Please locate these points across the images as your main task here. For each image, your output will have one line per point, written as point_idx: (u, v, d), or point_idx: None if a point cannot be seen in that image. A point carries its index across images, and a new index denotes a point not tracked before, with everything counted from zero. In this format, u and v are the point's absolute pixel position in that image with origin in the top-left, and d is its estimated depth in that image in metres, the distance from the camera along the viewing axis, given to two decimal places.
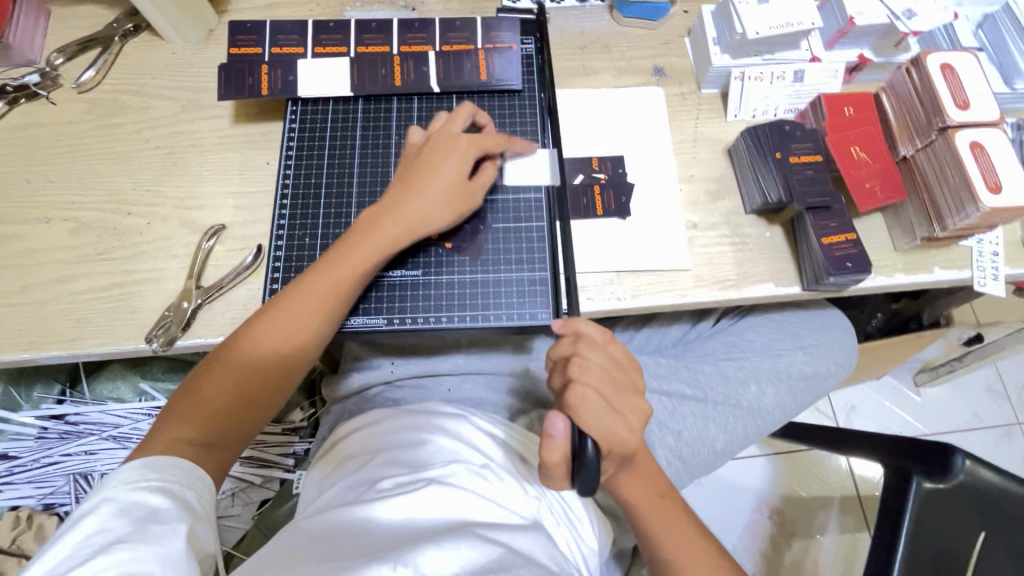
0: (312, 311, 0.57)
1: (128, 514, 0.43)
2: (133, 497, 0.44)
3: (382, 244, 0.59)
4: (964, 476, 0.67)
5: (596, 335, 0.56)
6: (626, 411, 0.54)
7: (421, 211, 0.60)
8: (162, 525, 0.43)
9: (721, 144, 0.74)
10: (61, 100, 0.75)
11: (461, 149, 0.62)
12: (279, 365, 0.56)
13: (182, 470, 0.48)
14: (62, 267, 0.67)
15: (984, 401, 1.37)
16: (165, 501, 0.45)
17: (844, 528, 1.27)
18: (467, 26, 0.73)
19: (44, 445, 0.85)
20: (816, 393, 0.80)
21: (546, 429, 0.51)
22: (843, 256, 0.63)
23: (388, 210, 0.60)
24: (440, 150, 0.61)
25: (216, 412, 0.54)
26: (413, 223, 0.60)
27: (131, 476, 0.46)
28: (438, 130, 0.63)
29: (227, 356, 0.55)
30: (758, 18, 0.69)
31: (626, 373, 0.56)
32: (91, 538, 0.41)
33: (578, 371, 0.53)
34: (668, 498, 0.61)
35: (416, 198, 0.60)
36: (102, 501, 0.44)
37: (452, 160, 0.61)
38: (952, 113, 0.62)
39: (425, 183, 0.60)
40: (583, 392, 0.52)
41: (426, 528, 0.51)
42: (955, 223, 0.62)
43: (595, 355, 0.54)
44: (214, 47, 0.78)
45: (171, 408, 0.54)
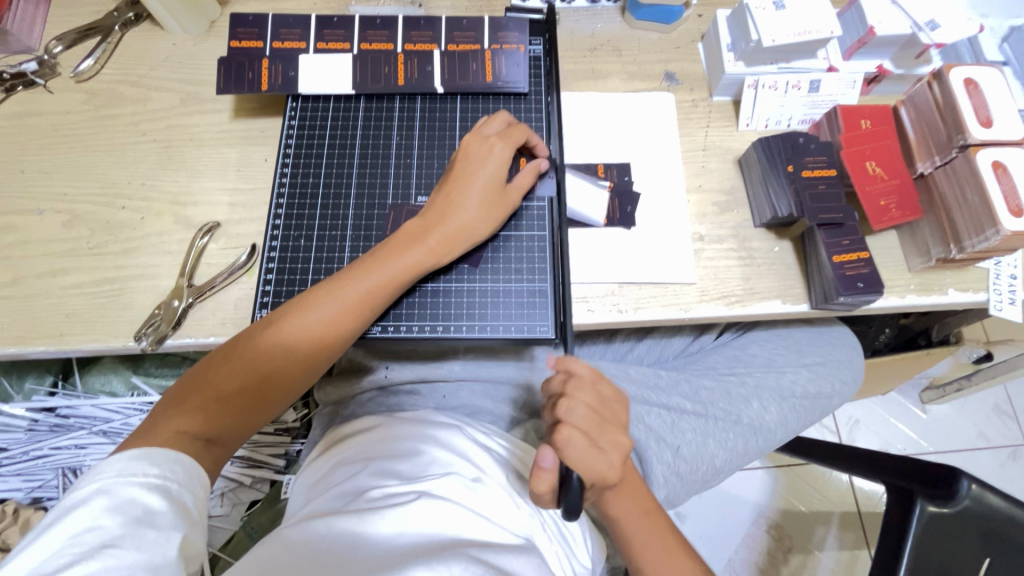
0: (342, 312, 0.55)
1: (123, 512, 0.41)
2: (129, 494, 0.43)
3: (420, 254, 0.58)
4: (968, 502, 0.65)
5: (585, 373, 0.56)
6: (611, 448, 0.55)
7: (462, 223, 0.59)
8: (157, 529, 0.42)
9: (731, 154, 0.72)
10: (58, 89, 0.73)
11: (503, 160, 0.61)
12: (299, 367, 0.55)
13: (181, 467, 0.46)
14: (54, 260, 0.65)
15: (991, 421, 1.35)
16: (161, 502, 0.43)
17: (843, 544, 1.24)
18: (474, 26, 0.71)
19: (34, 438, 0.85)
20: (821, 412, 0.78)
21: (537, 462, 0.52)
22: (854, 276, 0.61)
23: (431, 218, 0.59)
24: (483, 158, 0.61)
25: (228, 407, 0.52)
26: (453, 231, 0.59)
27: (130, 468, 0.44)
28: (479, 135, 0.63)
29: (245, 347, 0.54)
30: (776, 25, 0.66)
31: (613, 409, 0.57)
32: (80, 535, 0.40)
33: (567, 411, 0.53)
34: (658, 518, 0.60)
35: (459, 209, 0.60)
36: (96, 493, 0.42)
37: (494, 170, 0.61)
38: (974, 131, 0.60)
39: (467, 194, 0.60)
40: (570, 432, 0.53)
41: (415, 544, 0.49)
42: (973, 246, 0.60)
43: (583, 393, 0.55)
44: (215, 39, 0.76)
45: (172, 398, 0.52)
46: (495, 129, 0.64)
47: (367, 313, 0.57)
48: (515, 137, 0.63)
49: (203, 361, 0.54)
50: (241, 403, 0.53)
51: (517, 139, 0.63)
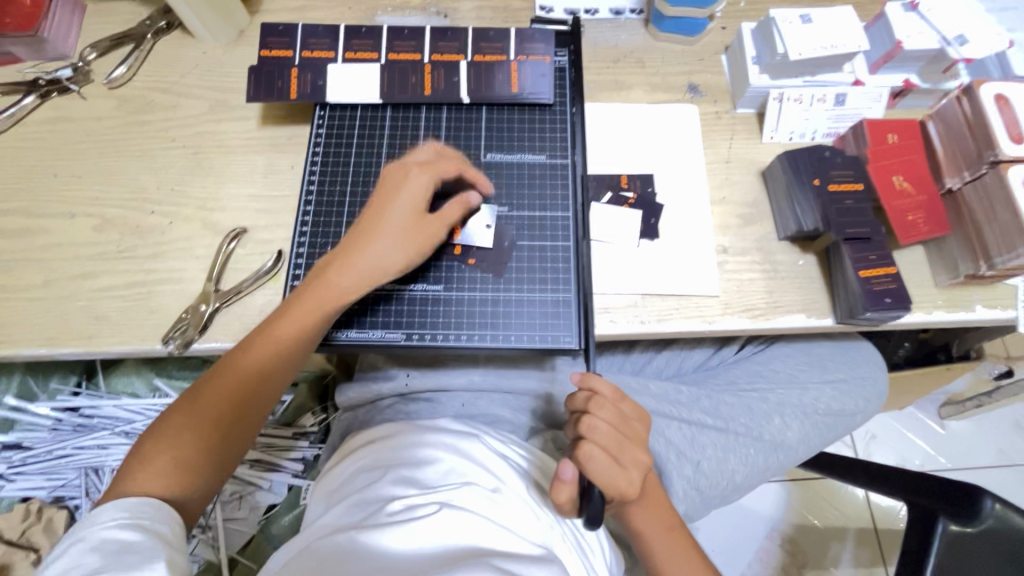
0: (278, 348, 0.56)
1: (99, 549, 0.42)
2: (103, 537, 0.44)
3: (353, 275, 0.57)
4: (992, 522, 0.63)
5: (607, 391, 0.55)
6: (631, 465, 0.54)
7: (391, 244, 0.58)
8: (134, 552, 0.42)
9: (755, 166, 0.72)
10: (91, 95, 0.75)
11: (429, 182, 0.60)
12: (243, 398, 0.55)
13: (151, 508, 0.47)
14: (85, 263, 0.67)
15: (1011, 438, 1.32)
16: (136, 534, 0.44)
17: (859, 562, 1.22)
18: (501, 37, 0.71)
19: (58, 437, 0.86)
20: (843, 428, 0.77)
21: (557, 475, 0.52)
22: (881, 291, 0.60)
23: (343, 256, 0.58)
24: (405, 178, 0.60)
25: (175, 457, 0.51)
26: (377, 263, 0.58)
27: (101, 517, 0.45)
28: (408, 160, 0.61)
29: (193, 399, 0.54)
30: (801, 39, 0.67)
31: (634, 427, 0.56)
32: None
33: (587, 430, 0.53)
34: (679, 530, 0.60)
35: (385, 227, 0.58)
36: (73, 544, 0.43)
37: (410, 196, 0.59)
38: (1004, 146, 0.59)
39: (391, 214, 0.59)
40: (591, 449, 0.52)
41: (438, 555, 0.49)
42: (1002, 263, 0.59)
43: (605, 411, 0.54)
44: (245, 47, 0.77)
45: (138, 450, 0.52)
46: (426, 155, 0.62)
47: (306, 337, 0.57)
48: (445, 165, 0.62)
49: (163, 412, 0.55)
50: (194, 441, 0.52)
51: (446, 163, 0.62)
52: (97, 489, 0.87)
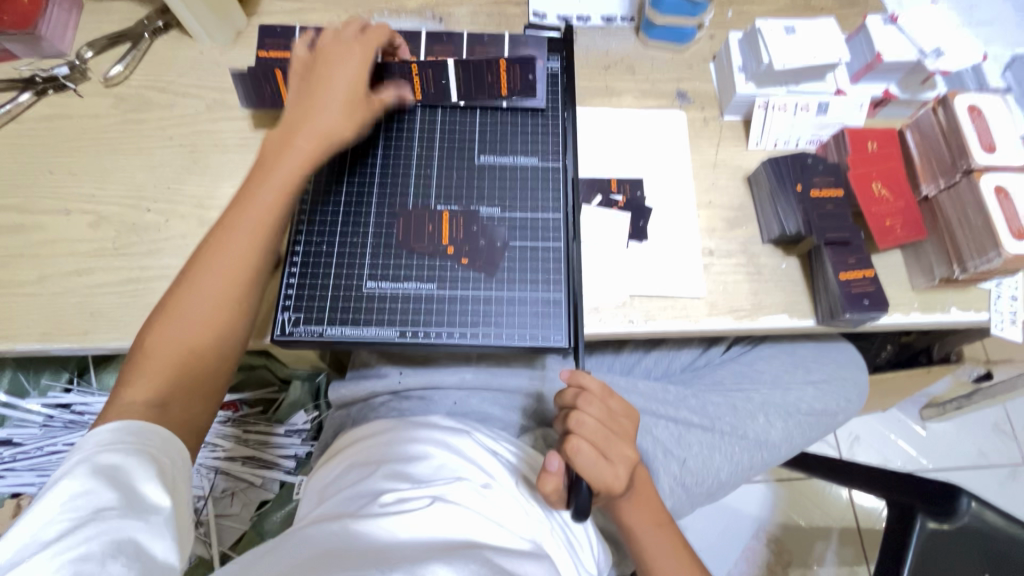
0: (249, 238, 0.59)
1: (112, 475, 0.44)
2: (114, 462, 0.45)
3: (296, 159, 0.61)
4: (968, 519, 0.66)
5: (595, 387, 0.57)
6: (618, 460, 0.56)
7: (328, 125, 0.62)
8: (146, 484, 0.45)
9: (741, 172, 0.74)
10: (87, 94, 0.75)
11: (362, 58, 0.65)
12: (227, 296, 0.57)
13: (155, 435, 0.49)
14: (81, 260, 0.67)
15: (989, 440, 1.36)
16: (146, 463, 0.47)
17: (842, 560, 1.25)
18: (495, 42, 0.73)
19: (49, 433, 0.86)
20: (824, 427, 0.80)
21: (544, 467, 0.54)
22: (860, 293, 0.63)
23: (295, 123, 0.62)
24: (335, 62, 0.64)
25: (167, 364, 0.54)
26: (325, 131, 0.62)
27: (107, 440, 0.47)
28: (328, 42, 0.65)
29: (173, 302, 0.56)
30: (785, 49, 0.69)
31: (622, 424, 0.58)
32: (69, 501, 0.42)
33: (575, 424, 0.55)
34: (667, 526, 0.62)
35: (320, 110, 0.63)
36: (82, 465, 0.44)
37: (348, 70, 0.64)
38: (977, 155, 0.62)
39: (326, 97, 0.63)
40: (579, 444, 0.54)
41: (431, 545, 0.51)
42: (975, 267, 0.62)
43: (594, 408, 0.57)
44: (242, 48, 0.79)
45: (127, 370, 0.54)
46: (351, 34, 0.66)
47: (265, 230, 0.59)
48: (373, 40, 0.66)
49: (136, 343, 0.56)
50: (175, 355, 0.54)
51: (373, 39, 0.66)
52: None
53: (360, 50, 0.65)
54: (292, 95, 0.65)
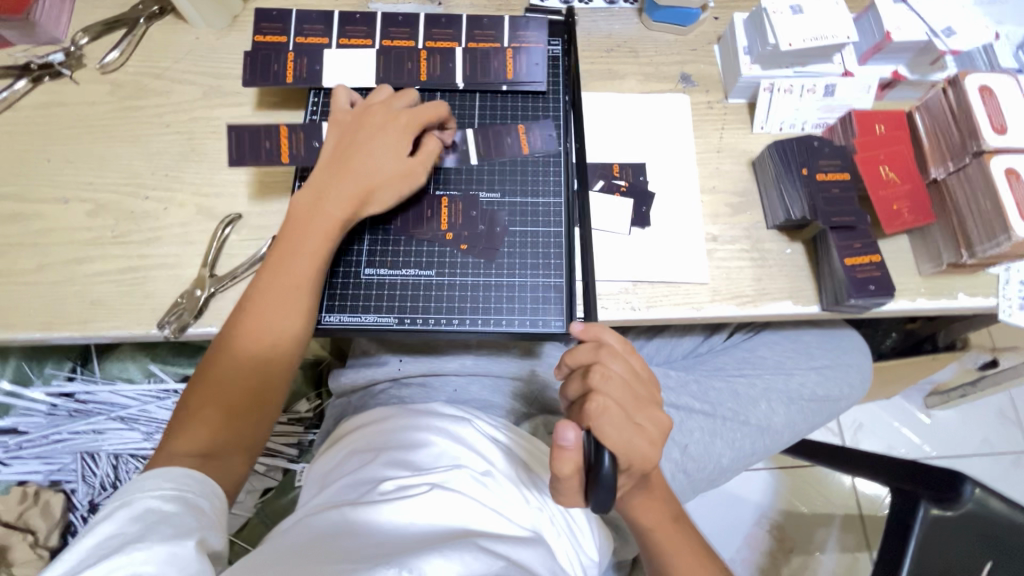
0: (286, 299, 0.58)
1: (142, 518, 0.44)
2: (147, 504, 0.45)
3: (329, 222, 0.60)
4: (971, 505, 0.66)
5: (616, 344, 0.55)
6: (647, 423, 0.53)
7: (363, 189, 0.60)
8: (173, 527, 0.44)
9: (746, 156, 0.73)
10: (83, 80, 0.75)
11: (405, 123, 0.62)
12: (266, 364, 0.57)
13: (194, 480, 0.49)
14: (80, 249, 0.67)
15: (994, 427, 1.35)
16: (178, 508, 0.46)
17: (844, 547, 1.25)
18: (495, 25, 0.72)
19: (54, 421, 0.86)
20: (826, 414, 0.79)
21: (557, 440, 0.49)
22: (865, 278, 0.62)
23: (333, 187, 0.60)
24: (378, 128, 0.62)
25: (213, 419, 0.54)
26: (369, 196, 0.61)
27: (147, 485, 0.47)
28: (376, 108, 0.63)
29: (223, 354, 0.57)
30: (792, 29, 0.67)
31: (644, 384, 0.55)
32: (106, 539, 0.42)
33: (601, 379, 0.52)
34: (674, 509, 0.61)
35: (355, 173, 0.61)
36: (118, 507, 0.45)
37: (390, 140, 0.61)
38: (988, 137, 0.61)
39: (367, 161, 0.61)
40: (605, 402, 0.51)
41: (428, 534, 0.51)
42: (984, 251, 0.60)
43: (617, 364, 0.54)
44: (238, 33, 0.77)
45: (171, 425, 0.55)
46: (402, 103, 0.64)
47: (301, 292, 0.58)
48: (423, 110, 0.63)
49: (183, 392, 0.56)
50: (208, 413, 0.54)
51: (422, 109, 0.63)
52: (92, 473, 0.88)
53: (406, 120, 0.62)
54: (332, 151, 0.63)
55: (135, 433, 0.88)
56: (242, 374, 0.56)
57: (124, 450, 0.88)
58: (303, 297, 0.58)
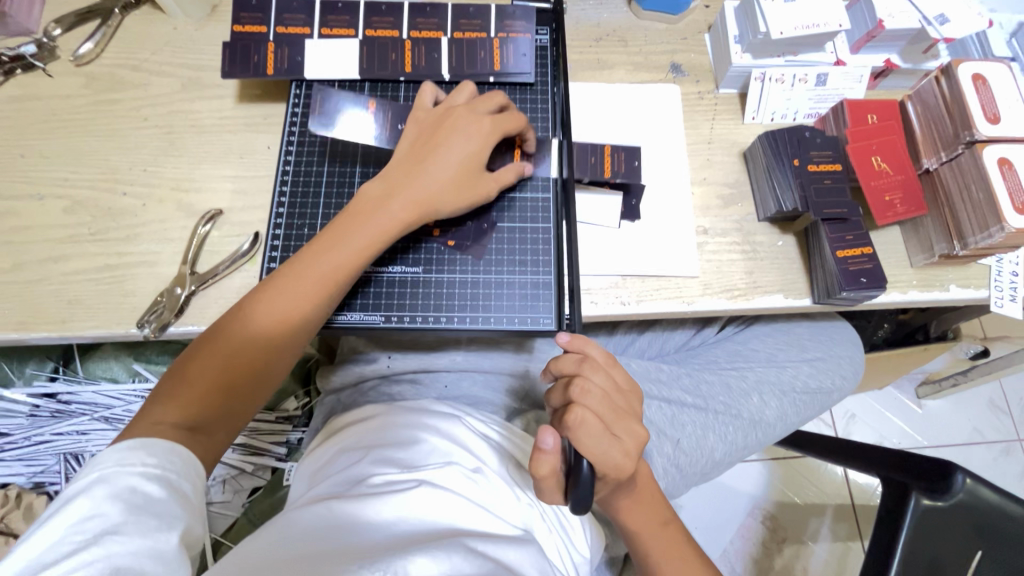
0: (318, 286, 0.55)
1: (124, 501, 0.42)
2: (128, 484, 0.43)
3: (385, 223, 0.57)
4: (962, 495, 0.65)
5: (599, 357, 0.55)
6: (626, 435, 0.52)
7: (428, 195, 0.58)
8: (157, 517, 0.43)
9: (737, 147, 0.72)
10: (57, 73, 0.73)
11: (486, 133, 0.60)
12: (283, 343, 0.55)
13: (179, 458, 0.47)
14: (56, 246, 0.65)
15: (984, 416, 1.36)
16: (162, 492, 0.44)
17: (837, 536, 1.26)
18: (481, 13, 0.70)
19: (36, 423, 0.86)
20: (819, 406, 0.79)
21: (537, 445, 0.49)
22: (857, 271, 0.61)
23: (399, 182, 0.58)
24: (459, 131, 0.60)
25: (217, 388, 0.52)
26: (428, 199, 0.58)
27: (128, 458, 0.44)
28: (460, 111, 0.61)
29: (242, 320, 0.54)
30: (784, 17, 0.66)
31: (627, 397, 0.55)
32: (83, 522, 0.41)
33: (580, 391, 0.51)
34: (660, 510, 0.60)
35: (428, 176, 0.59)
36: (97, 482, 0.43)
37: (466, 144, 0.60)
38: (981, 127, 0.60)
39: (439, 162, 0.59)
40: (583, 413, 0.50)
41: (416, 531, 0.50)
42: (976, 242, 0.60)
43: (598, 376, 0.54)
44: (217, 23, 0.75)
45: (166, 382, 0.52)
46: (486, 108, 0.62)
47: (334, 286, 0.56)
48: (506, 121, 0.61)
49: (191, 347, 0.53)
50: (215, 387, 0.52)
51: (506, 120, 0.61)
52: (76, 474, 0.87)
53: (487, 130, 0.60)
54: (407, 144, 0.61)
55: (116, 434, 0.85)
56: (261, 358, 0.54)
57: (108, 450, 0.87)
58: (334, 293, 0.56)
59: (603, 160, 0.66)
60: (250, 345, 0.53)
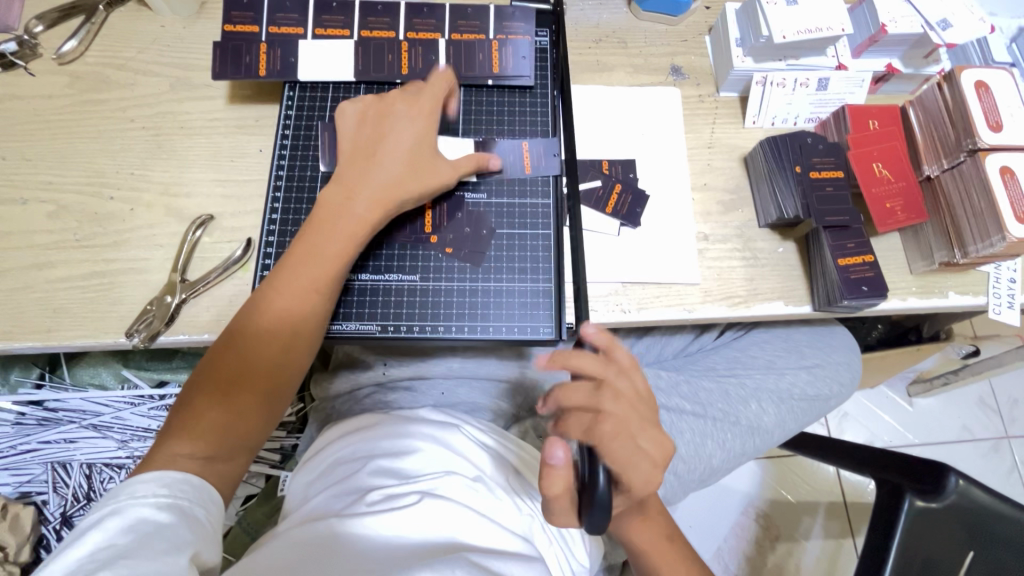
0: (301, 295, 0.54)
1: (135, 531, 0.41)
2: (140, 514, 0.42)
3: (353, 222, 0.56)
4: (955, 497, 0.66)
5: (624, 361, 0.52)
6: (647, 446, 0.50)
7: (387, 185, 0.57)
8: (168, 541, 0.41)
9: (738, 152, 0.71)
10: (39, 71, 0.70)
11: (423, 114, 0.60)
12: (281, 358, 0.54)
13: (191, 488, 0.46)
14: (40, 252, 0.63)
15: (974, 414, 1.37)
16: (174, 519, 0.43)
17: (829, 533, 1.27)
18: (479, 15, 0.68)
19: (22, 431, 0.84)
20: (817, 411, 0.79)
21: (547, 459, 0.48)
22: (859, 279, 0.61)
23: (354, 183, 0.58)
24: (399, 119, 0.60)
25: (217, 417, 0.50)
26: (391, 188, 0.58)
27: (139, 491, 0.44)
28: (395, 101, 0.61)
29: (230, 348, 0.53)
30: (787, 22, 0.65)
31: (647, 407, 0.52)
32: (93, 552, 0.39)
33: (607, 401, 0.48)
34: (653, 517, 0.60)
35: (379, 168, 0.58)
36: (108, 516, 0.42)
37: (410, 127, 0.60)
38: (984, 134, 0.59)
39: (389, 154, 0.58)
40: (608, 423, 0.48)
41: (421, 549, 0.49)
42: (976, 252, 0.60)
43: (622, 384, 0.50)
44: (207, 21, 0.73)
45: (172, 420, 0.51)
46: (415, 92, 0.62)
47: (317, 291, 0.55)
48: (434, 99, 0.62)
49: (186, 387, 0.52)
50: (213, 412, 0.50)
51: (436, 98, 0.62)
52: (63, 484, 0.87)
53: (425, 110, 0.61)
54: (351, 147, 0.60)
55: (108, 441, 0.85)
56: (259, 375, 0.52)
57: (96, 458, 0.86)
58: (319, 297, 0.55)
59: (611, 195, 0.67)
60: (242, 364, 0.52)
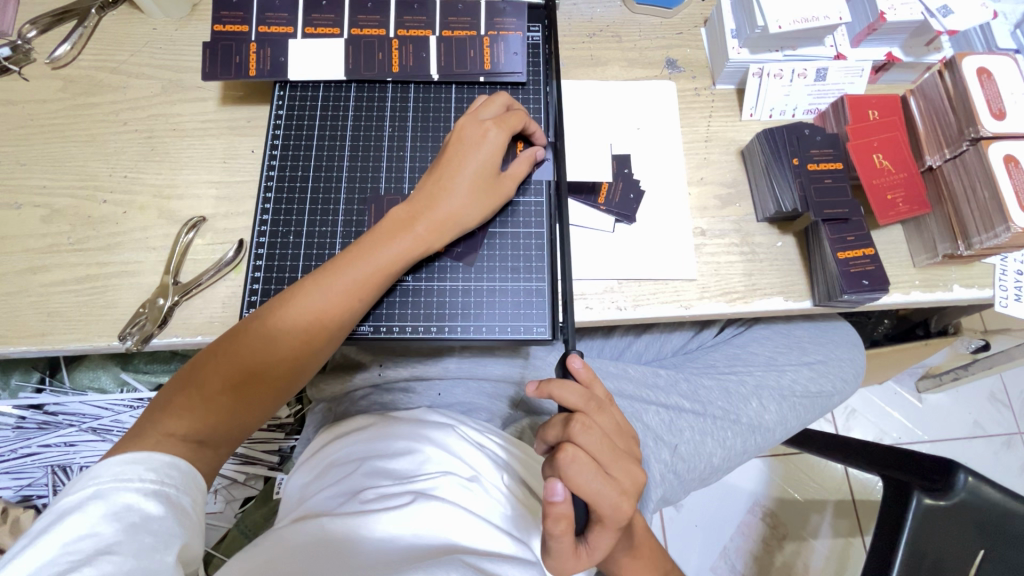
0: (337, 304, 0.53)
1: (121, 519, 0.41)
2: (125, 500, 0.42)
3: (408, 243, 0.56)
4: (963, 494, 0.64)
5: (602, 395, 0.51)
6: (622, 477, 0.48)
7: (449, 212, 0.57)
8: (154, 535, 0.41)
9: (735, 145, 0.70)
10: (33, 77, 0.70)
11: (501, 144, 0.59)
12: (299, 364, 0.53)
13: (179, 472, 0.46)
14: (34, 256, 0.63)
15: (985, 409, 1.35)
16: (161, 508, 0.43)
17: (838, 532, 1.25)
18: (470, 11, 0.68)
19: (22, 434, 0.86)
20: (820, 408, 0.77)
21: (547, 497, 0.46)
22: (859, 273, 0.59)
23: (419, 204, 0.57)
24: (473, 146, 0.58)
25: (218, 409, 0.50)
26: (448, 216, 0.57)
27: (126, 473, 0.44)
28: (468, 119, 0.60)
29: (249, 340, 0.51)
30: (782, 11, 0.64)
31: (626, 439, 0.51)
32: (75, 542, 0.39)
33: (579, 430, 0.47)
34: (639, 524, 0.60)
35: (447, 195, 0.57)
36: (90, 499, 0.41)
37: (482, 155, 0.58)
38: (986, 123, 0.58)
39: (456, 181, 0.58)
40: (576, 452, 0.47)
41: (415, 549, 0.48)
42: (981, 243, 0.58)
43: (601, 417, 0.50)
44: (198, 23, 0.73)
45: (165, 397, 0.50)
46: (492, 114, 0.60)
47: (354, 303, 0.54)
48: (513, 126, 0.60)
49: (191, 367, 0.51)
50: (220, 401, 0.50)
51: (513, 122, 0.60)
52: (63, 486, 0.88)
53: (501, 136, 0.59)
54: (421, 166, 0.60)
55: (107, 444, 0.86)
56: (274, 372, 0.52)
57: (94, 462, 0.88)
58: (354, 309, 0.54)
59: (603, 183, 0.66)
60: (261, 356, 0.51)
